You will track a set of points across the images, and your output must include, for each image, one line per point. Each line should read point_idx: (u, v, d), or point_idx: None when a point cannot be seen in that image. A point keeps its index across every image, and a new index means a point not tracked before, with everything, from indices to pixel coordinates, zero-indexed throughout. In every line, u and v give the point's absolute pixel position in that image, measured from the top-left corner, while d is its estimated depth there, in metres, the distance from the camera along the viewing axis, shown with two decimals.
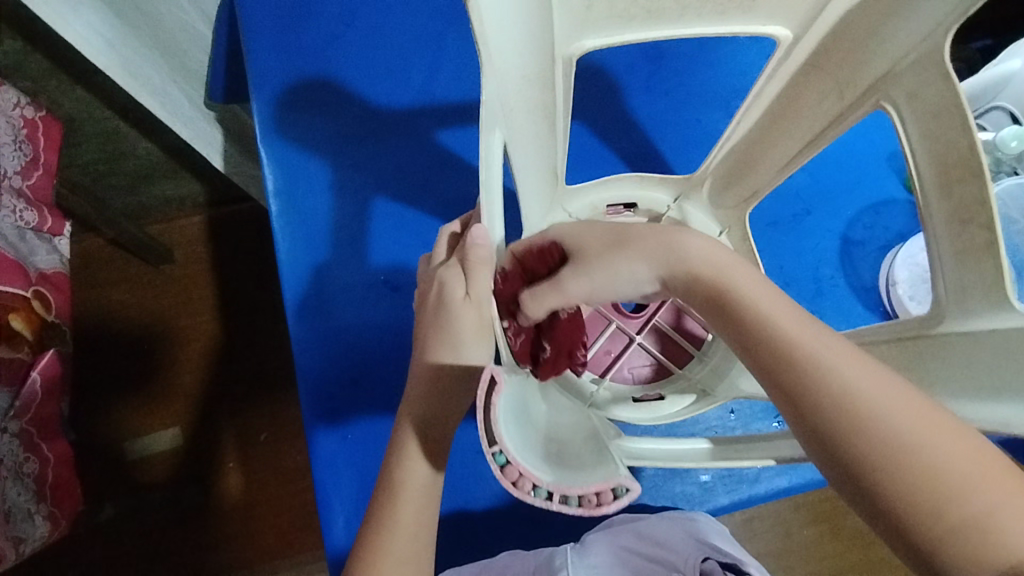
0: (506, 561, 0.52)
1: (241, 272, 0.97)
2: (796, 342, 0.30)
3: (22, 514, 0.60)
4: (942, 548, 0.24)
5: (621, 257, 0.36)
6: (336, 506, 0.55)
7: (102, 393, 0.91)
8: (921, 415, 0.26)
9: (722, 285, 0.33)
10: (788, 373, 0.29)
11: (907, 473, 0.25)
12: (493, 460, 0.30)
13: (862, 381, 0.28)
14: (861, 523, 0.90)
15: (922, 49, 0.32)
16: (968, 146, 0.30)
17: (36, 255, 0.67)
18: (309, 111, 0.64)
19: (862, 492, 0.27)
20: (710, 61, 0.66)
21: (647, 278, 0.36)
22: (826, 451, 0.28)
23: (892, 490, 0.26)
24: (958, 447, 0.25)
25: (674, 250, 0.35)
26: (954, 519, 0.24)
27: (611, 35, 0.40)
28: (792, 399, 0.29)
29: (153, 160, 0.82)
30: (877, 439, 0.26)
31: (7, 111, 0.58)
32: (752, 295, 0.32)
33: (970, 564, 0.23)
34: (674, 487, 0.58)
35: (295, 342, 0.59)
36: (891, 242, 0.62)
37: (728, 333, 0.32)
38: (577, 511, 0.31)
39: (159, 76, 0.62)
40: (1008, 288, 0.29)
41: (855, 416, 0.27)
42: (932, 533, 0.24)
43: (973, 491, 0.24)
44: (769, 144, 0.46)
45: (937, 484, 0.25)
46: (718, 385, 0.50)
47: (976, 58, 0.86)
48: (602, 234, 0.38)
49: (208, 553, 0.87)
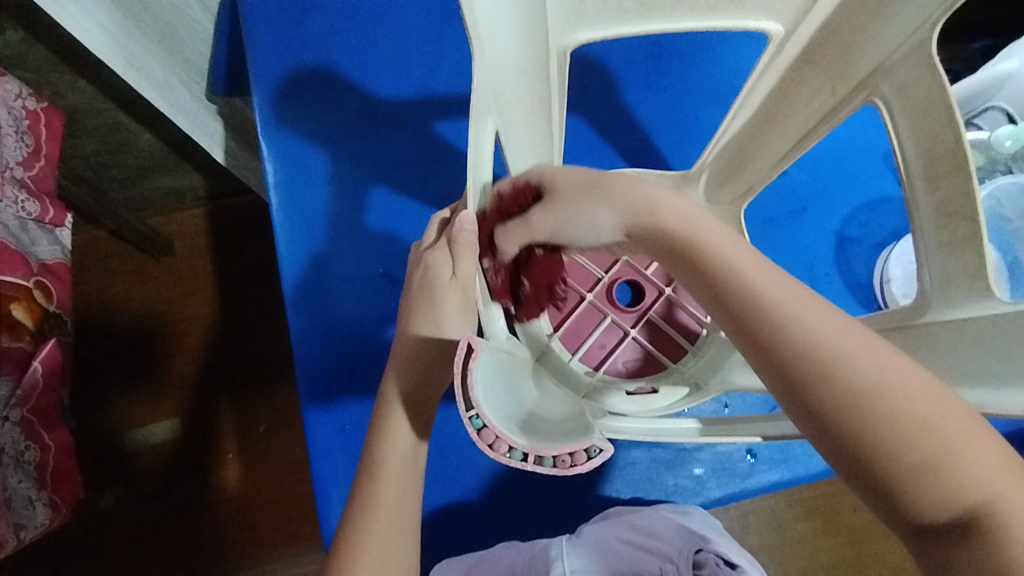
0: (500, 551, 0.52)
1: (240, 264, 0.97)
2: (763, 291, 0.29)
3: (23, 500, 0.61)
4: (902, 488, 0.24)
5: (587, 204, 0.36)
6: (333, 494, 0.55)
7: (102, 383, 0.92)
8: (883, 360, 0.26)
9: (691, 238, 0.32)
10: (755, 321, 0.28)
11: (871, 416, 0.25)
12: (470, 424, 0.31)
13: (827, 329, 0.27)
14: (855, 519, 0.91)
15: (911, 43, 0.33)
16: (954, 141, 0.30)
17: (37, 245, 0.66)
18: (308, 103, 0.65)
19: (826, 435, 0.26)
20: (710, 57, 0.66)
21: (607, 228, 0.35)
22: (791, 397, 0.27)
23: (857, 432, 0.25)
24: (918, 389, 0.26)
25: (642, 203, 0.34)
26: (912, 459, 0.24)
27: (603, 29, 0.42)
28: (760, 348, 0.28)
29: (154, 152, 0.82)
30: (844, 385, 0.26)
31: (9, 101, 0.59)
32: (721, 248, 0.31)
33: (928, 500, 0.24)
34: (668, 480, 0.58)
35: (293, 332, 0.60)
36: (887, 240, 0.63)
37: (694, 283, 0.31)
38: (552, 470, 0.31)
39: (159, 68, 0.62)
40: (992, 279, 0.30)
41: (822, 363, 0.26)
42: (892, 474, 0.25)
43: (930, 429, 0.25)
44: (762, 140, 0.47)
45: (899, 423, 0.25)
46: (711, 379, 0.50)
47: (975, 58, 0.86)
48: (580, 178, 0.38)
49: (206, 543, 0.88)
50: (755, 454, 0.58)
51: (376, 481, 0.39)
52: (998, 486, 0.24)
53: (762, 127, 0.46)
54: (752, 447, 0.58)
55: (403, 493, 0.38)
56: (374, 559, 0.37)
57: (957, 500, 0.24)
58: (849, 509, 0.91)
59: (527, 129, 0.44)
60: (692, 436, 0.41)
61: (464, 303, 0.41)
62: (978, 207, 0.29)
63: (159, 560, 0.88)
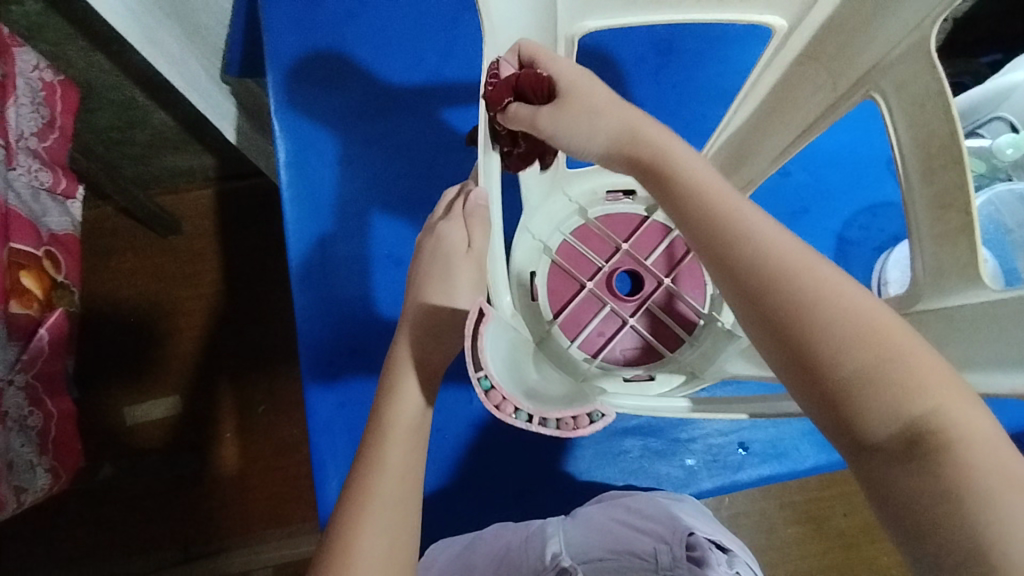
0: (496, 532, 0.54)
1: (247, 245, 0.98)
2: (723, 211, 0.30)
3: (25, 464, 0.61)
4: (846, 397, 0.26)
5: (585, 118, 0.36)
6: (330, 469, 0.57)
7: (105, 357, 0.93)
8: (831, 278, 0.28)
9: (663, 157, 0.33)
10: (712, 233, 0.30)
11: (817, 327, 0.27)
12: (479, 385, 0.33)
13: (779, 244, 0.29)
14: (844, 524, 0.92)
15: (910, 41, 0.34)
16: (950, 134, 0.31)
17: (49, 216, 0.66)
18: (321, 85, 0.65)
19: (777, 340, 0.27)
20: (719, 57, 0.67)
21: (599, 144, 0.36)
22: (748, 306, 0.28)
23: (804, 337, 0.27)
24: (860, 303, 0.27)
25: (629, 130, 0.35)
26: (854, 367, 0.26)
27: (610, 19, 0.46)
28: (714, 260, 0.30)
29: (167, 130, 0.83)
30: (791, 298, 0.27)
31: (27, 73, 0.60)
32: (688, 168, 0.32)
33: (868, 408, 0.25)
34: (659, 469, 0.59)
35: (298, 309, 0.60)
36: (886, 244, 0.63)
37: (668, 204, 0.32)
38: (554, 431, 0.34)
39: (176, 45, 0.63)
40: (981, 267, 0.31)
41: (772, 273, 0.28)
42: (835, 384, 0.26)
43: (871, 343, 0.26)
44: (763, 134, 0.47)
45: (841, 330, 0.26)
46: (705, 368, 0.52)
47: (984, 71, 0.87)
48: (598, 94, 0.37)
49: (202, 518, 0.89)
50: (746, 447, 0.59)
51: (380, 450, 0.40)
52: (938, 402, 0.25)
53: (764, 120, 0.47)
54: (744, 441, 0.59)
55: (407, 464, 0.39)
56: (378, 529, 0.37)
57: (898, 418, 0.25)
58: (838, 514, 0.92)
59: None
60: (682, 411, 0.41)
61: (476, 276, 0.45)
62: (971, 201, 0.30)
63: (154, 536, 0.89)
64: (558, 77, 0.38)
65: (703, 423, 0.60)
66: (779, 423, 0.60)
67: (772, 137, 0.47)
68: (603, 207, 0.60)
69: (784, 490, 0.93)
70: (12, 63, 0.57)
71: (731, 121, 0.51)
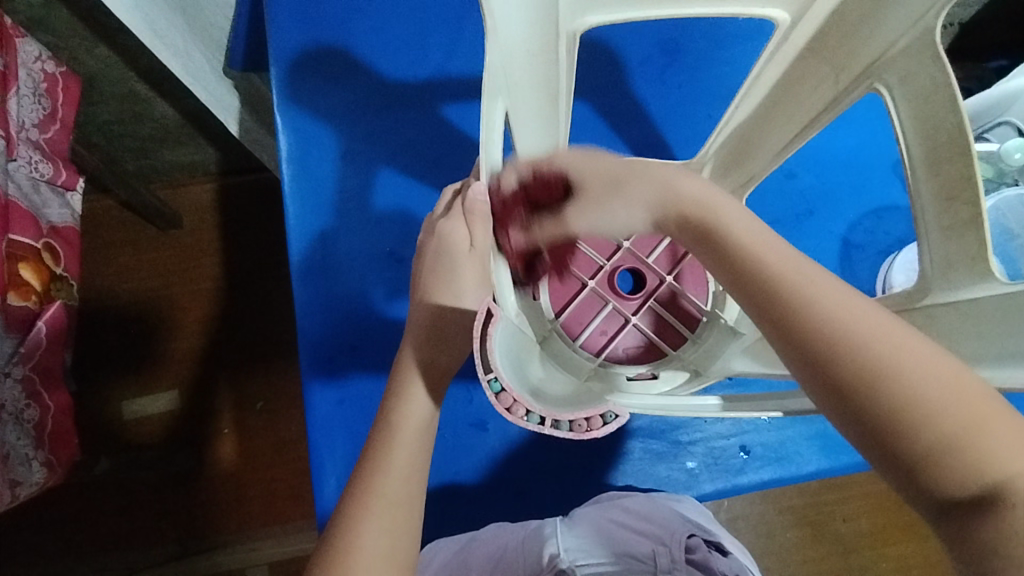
0: (495, 533, 0.54)
1: (247, 241, 0.97)
2: (781, 275, 0.30)
3: (21, 457, 0.61)
4: (924, 465, 0.24)
5: (618, 198, 0.39)
6: (328, 467, 0.56)
7: (104, 351, 0.93)
8: (905, 343, 0.27)
9: (712, 218, 0.34)
10: (770, 301, 0.30)
11: (890, 395, 0.25)
12: (494, 389, 0.40)
13: (843, 309, 0.28)
14: (844, 529, 0.91)
15: (916, 32, 0.34)
16: (956, 126, 0.31)
17: (49, 208, 0.65)
18: (325, 80, 0.65)
19: (847, 408, 0.27)
20: (725, 57, 0.67)
21: (642, 216, 0.38)
22: (813, 374, 0.28)
23: (875, 406, 0.26)
24: (937, 366, 0.26)
25: (670, 191, 0.36)
26: (933, 436, 0.24)
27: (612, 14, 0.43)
28: (775, 327, 0.29)
29: (169, 124, 0.83)
30: (860, 365, 0.26)
31: (29, 64, 0.60)
32: (741, 230, 0.33)
33: (947, 475, 0.24)
34: (660, 471, 0.59)
35: (298, 304, 0.60)
36: (891, 247, 0.63)
37: (720, 267, 0.33)
38: (568, 432, 0.40)
39: (180, 38, 0.63)
40: (992, 262, 0.31)
41: (837, 340, 0.27)
42: (911, 453, 0.25)
43: (949, 411, 0.25)
44: (766, 127, 0.48)
45: (915, 397, 0.25)
46: (710, 366, 0.51)
47: (989, 76, 0.86)
48: (606, 169, 0.41)
49: (198, 515, 0.89)
50: (748, 451, 0.59)
51: (384, 447, 0.39)
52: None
53: (769, 114, 0.47)
54: (746, 444, 0.59)
55: (410, 463, 0.39)
56: (380, 528, 0.37)
57: (980, 483, 0.23)
58: (838, 519, 0.91)
59: (531, 104, 0.45)
60: (712, 411, 0.42)
61: (479, 272, 0.44)
62: (978, 191, 0.30)
63: (150, 532, 0.88)
64: (565, 167, 0.42)
65: (704, 425, 0.60)
66: (780, 427, 0.59)
67: (777, 130, 0.48)
68: None
69: (783, 494, 0.92)
70: (14, 54, 0.56)
71: (730, 120, 0.51)
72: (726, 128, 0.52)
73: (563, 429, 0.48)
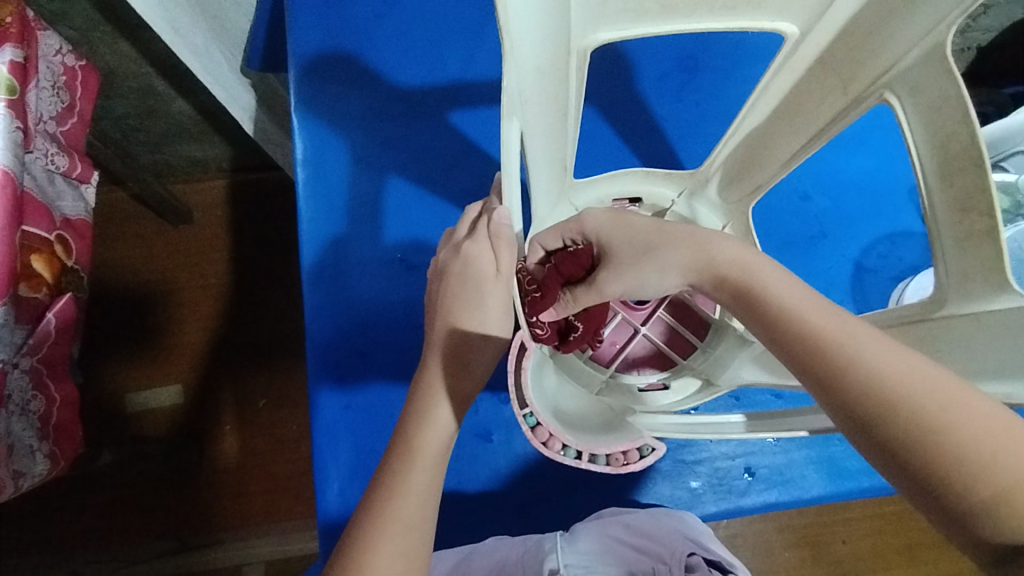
0: (493, 544, 0.54)
1: (257, 238, 0.98)
2: (818, 328, 0.32)
3: (25, 448, 0.61)
4: (988, 522, 0.26)
5: (650, 263, 0.39)
6: (333, 471, 0.56)
7: (110, 344, 0.93)
8: (955, 396, 0.28)
9: (745, 277, 0.35)
10: (820, 364, 0.31)
11: (942, 450, 0.27)
12: (526, 420, 0.48)
13: (889, 365, 0.29)
14: (843, 552, 0.91)
15: (929, 50, 0.34)
16: (969, 139, 0.31)
17: (62, 200, 0.64)
18: (343, 84, 0.65)
19: (903, 466, 0.28)
20: (742, 75, 0.66)
21: (676, 279, 0.39)
22: (865, 434, 0.29)
23: (930, 464, 0.27)
24: (981, 416, 0.27)
25: (705, 253, 0.37)
26: (994, 491, 0.26)
27: (624, 29, 0.41)
28: (820, 387, 0.31)
29: (185, 120, 0.83)
30: (910, 421, 0.28)
31: (50, 57, 0.60)
32: (785, 297, 0.34)
33: (1008, 526, 0.26)
34: (664, 490, 0.59)
35: (309, 307, 0.60)
36: (904, 274, 0.63)
37: (752, 320, 0.35)
38: (606, 466, 0.48)
39: (201, 36, 0.63)
40: (1008, 271, 0.31)
41: (887, 399, 0.29)
42: (973, 508, 0.26)
43: (1009, 468, 0.26)
44: (774, 141, 0.49)
45: (971, 452, 0.27)
46: (721, 376, 0.52)
47: (1007, 101, 0.85)
48: (642, 227, 0.41)
49: (197, 510, 0.89)
50: (753, 472, 0.59)
51: (395, 455, 0.40)
52: None
53: (777, 126, 0.47)
54: (751, 466, 0.59)
55: (424, 474, 0.39)
56: (390, 537, 0.37)
57: None
58: (837, 541, 0.91)
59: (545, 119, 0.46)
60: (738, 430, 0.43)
61: None
62: (994, 202, 0.31)
63: (150, 525, 0.88)
64: (591, 233, 0.43)
65: (710, 445, 0.59)
66: (786, 450, 0.59)
67: (786, 140, 0.47)
68: None
69: (783, 514, 0.92)
70: (36, 47, 0.57)
71: (738, 129, 0.50)
72: (734, 138, 0.51)
73: (600, 463, 0.48)
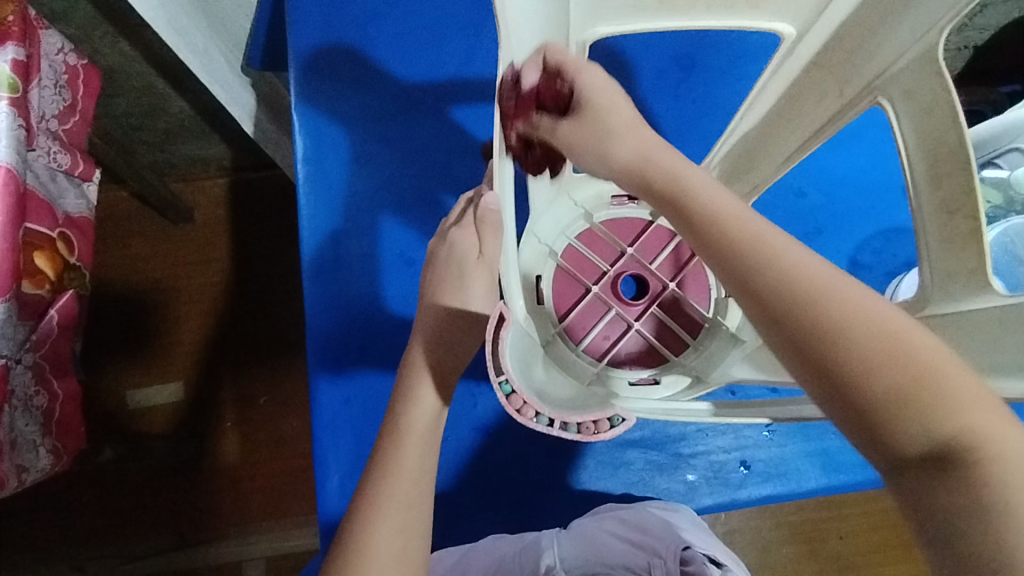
0: (493, 540, 0.54)
1: (257, 236, 0.98)
2: (734, 226, 0.31)
3: (28, 444, 0.62)
4: (886, 422, 0.26)
5: (598, 142, 0.37)
6: (333, 465, 0.57)
7: (112, 341, 0.94)
8: (861, 298, 0.28)
9: (673, 179, 0.34)
10: (735, 259, 0.30)
11: (846, 346, 0.27)
12: (501, 389, 0.46)
13: (803, 265, 0.29)
14: (840, 547, 0.91)
15: (918, 50, 0.35)
16: (958, 142, 0.32)
17: (65, 198, 0.65)
18: (343, 82, 0.66)
19: (808, 361, 0.27)
20: (738, 74, 0.67)
21: (613, 167, 0.37)
22: (775, 328, 0.28)
23: (830, 357, 0.27)
24: (886, 319, 0.27)
25: (645, 152, 0.36)
26: (887, 388, 0.26)
27: (621, 25, 0.46)
28: (734, 282, 0.30)
29: (184, 118, 0.84)
30: (817, 317, 0.27)
31: (51, 55, 0.60)
32: (709, 198, 0.32)
33: (903, 431, 0.25)
34: (660, 483, 0.59)
35: (309, 302, 0.61)
36: (898, 270, 0.63)
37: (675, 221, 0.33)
38: (577, 436, 0.47)
39: (201, 35, 0.64)
40: (990, 273, 0.32)
41: (797, 294, 0.28)
42: (873, 407, 0.26)
43: (909, 364, 0.26)
44: (769, 140, 0.48)
45: (867, 347, 0.26)
46: (711, 372, 0.53)
47: (1003, 99, 0.85)
48: (618, 115, 0.38)
49: (198, 506, 0.89)
50: (748, 466, 0.59)
51: (394, 447, 0.40)
52: (971, 420, 0.25)
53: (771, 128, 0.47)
54: (746, 459, 0.59)
55: (422, 466, 0.40)
56: (388, 528, 0.38)
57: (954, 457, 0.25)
58: (835, 536, 0.91)
59: None
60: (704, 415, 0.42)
61: None
62: (978, 204, 0.31)
63: (152, 522, 0.89)
64: (581, 89, 0.39)
65: (705, 438, 0.60)
66: (781, 443, 0.60)
67: (779, 140, 0.47)
68: (609, 212, 0.59)
69: (781, 509, 0.92)
70: (37, 46, 0.57)
71: (735, 129, 0.51)
72: (732, 137, 0.52)
73: (571, 431, 0.47)
